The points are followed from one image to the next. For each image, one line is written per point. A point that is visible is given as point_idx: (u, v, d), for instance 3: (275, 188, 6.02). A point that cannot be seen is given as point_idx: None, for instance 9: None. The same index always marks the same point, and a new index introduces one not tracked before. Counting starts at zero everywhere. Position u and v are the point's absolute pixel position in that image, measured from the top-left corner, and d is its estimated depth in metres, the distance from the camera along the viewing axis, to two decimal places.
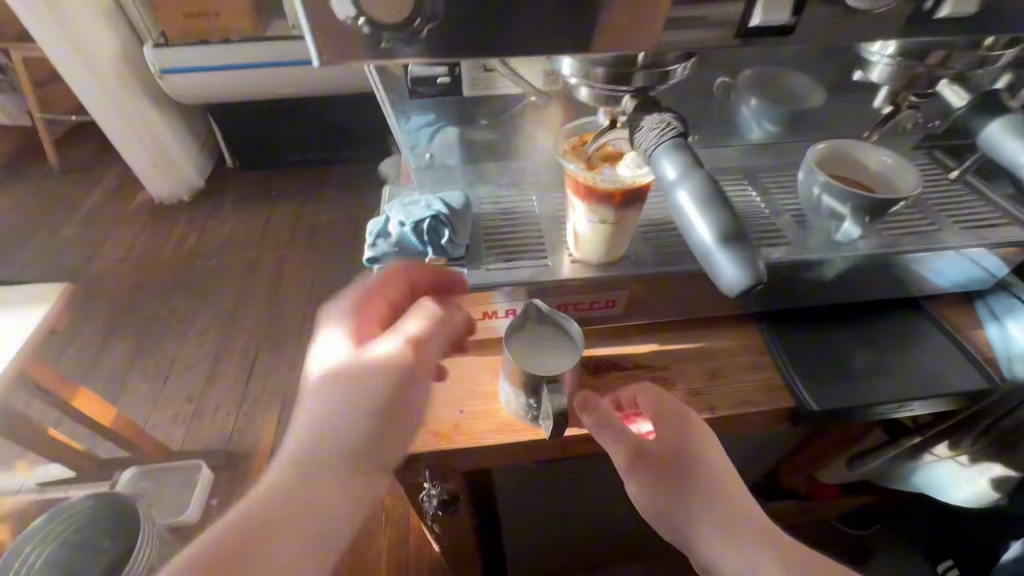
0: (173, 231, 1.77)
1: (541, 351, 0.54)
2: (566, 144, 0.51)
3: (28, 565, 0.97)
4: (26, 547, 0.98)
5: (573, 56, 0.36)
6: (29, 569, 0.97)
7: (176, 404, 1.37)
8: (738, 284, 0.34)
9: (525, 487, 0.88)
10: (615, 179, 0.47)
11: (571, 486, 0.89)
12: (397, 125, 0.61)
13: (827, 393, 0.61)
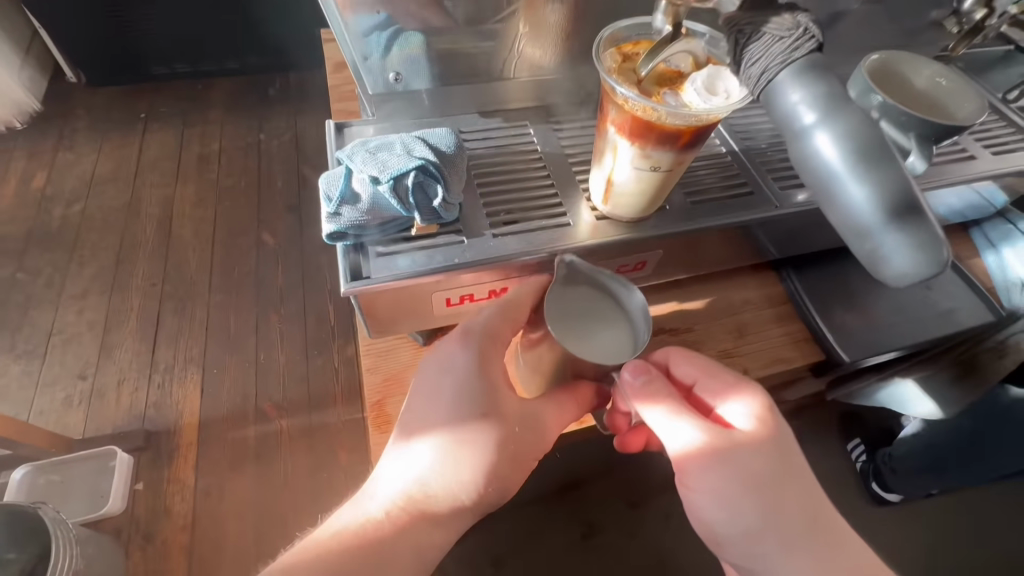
0: (9, 169, 1.36)
1: (588, 324, 0.41)
2: (606, 60, 0.37)
3: None
4: None
5: None
6: None
7: (64, 387, 1.11)
8: (915, 276, 0.25)
9: None
10: (690, 114, 0.34)
11: None
12: (348, 29, 0.44)
13: (854, 342, 0.57)
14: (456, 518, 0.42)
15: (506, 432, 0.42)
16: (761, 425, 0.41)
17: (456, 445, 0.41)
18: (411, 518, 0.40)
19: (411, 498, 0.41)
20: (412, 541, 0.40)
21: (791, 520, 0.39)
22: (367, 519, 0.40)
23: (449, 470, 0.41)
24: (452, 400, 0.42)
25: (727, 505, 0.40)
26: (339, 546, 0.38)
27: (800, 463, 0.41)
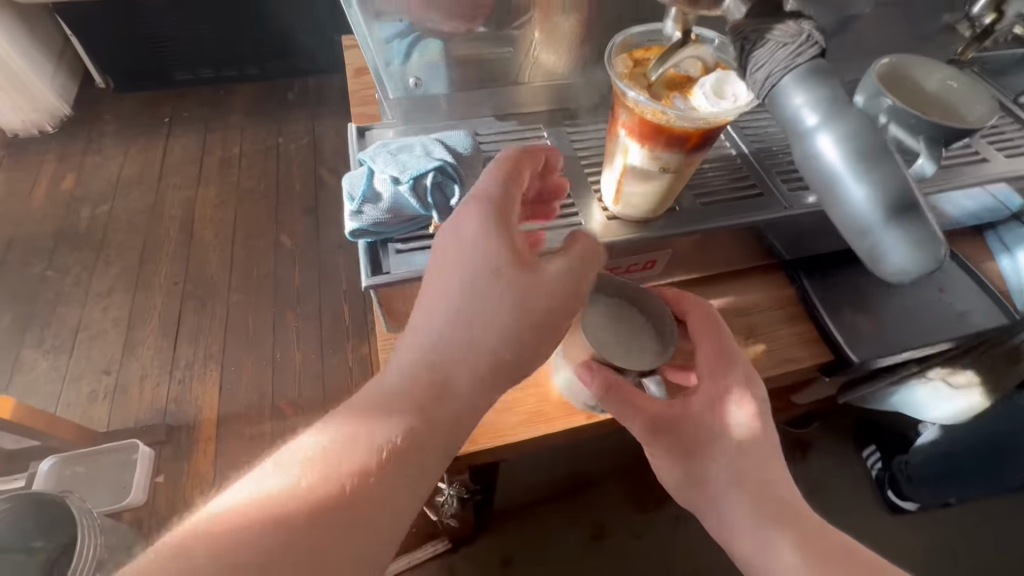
0: (43, 171, 1.41)
1: (624, 334, 0.49)
2: (619, 65, 0.38)
3: None
4: None
5: None
6: None
7: (90, 380, 1.15)
8: (913, 271, 0.26)
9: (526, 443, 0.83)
10: (699, 118, 0.35)
11: None
12: (371, 33, 0.47)
13: (863, 345, 0.57)
14: (459, 419, 0.35)
15: (522, 299, 0.36)
16: (713, 411, 0.46)
17: (467, 312, 0.36)
18: (347, 483, 0.31)
19: (346, 459, 0.32)
20: (403, 452, 0.33)
21: (745, 497, 0.45)
22: (282, 490, 0.30)
23: (459, 341, 0.36)
24: (461, 265, 0.37)
25: (677, 481, 0.48)
26: (249, 527, 0.28)
27: (756, 441, 0.46)
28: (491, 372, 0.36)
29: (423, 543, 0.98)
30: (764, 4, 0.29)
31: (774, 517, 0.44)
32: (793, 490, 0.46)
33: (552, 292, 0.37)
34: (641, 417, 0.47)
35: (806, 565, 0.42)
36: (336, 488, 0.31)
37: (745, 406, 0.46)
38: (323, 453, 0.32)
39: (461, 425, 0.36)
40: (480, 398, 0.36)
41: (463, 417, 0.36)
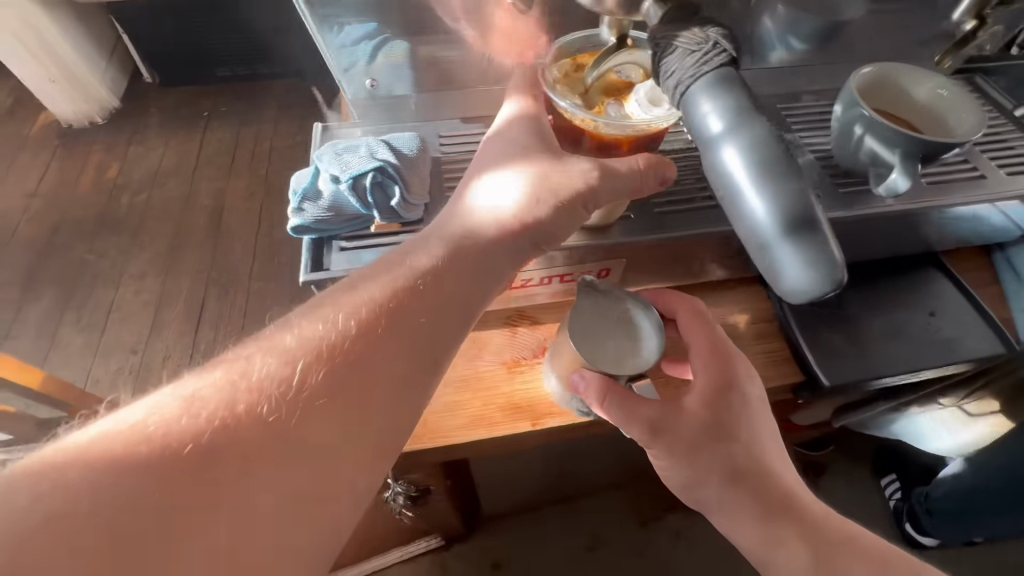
0: (92, 160, 1.49)
1: (611, 338, 0.47)
2: (557, 72, 0.40)
3: None
4: None
5: None
6: None
7: (119, 357, 1.21)
8: (807, 290, 0.24)
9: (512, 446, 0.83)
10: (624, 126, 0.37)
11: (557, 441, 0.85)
12: (324, 40, 0.47)
13: (837, 366, 0.54)
14: (488, 271, 0.39)
15: (549, 172, 0.40)
16: (710, 408, 0.44)
17: (505, 183, 0.41)
18: (257, 392, 0.32)
19: (261, 367, 0.33)
20: (438, 287, 0.38)
21: (752, 497, 0.44)
22: (198, 391, 0.32)
23: (496, 204, 0.41)
24: (496, 149, 0.42)
25: (682, 484, 0.45)
26: (151, 421, 0.30)
27: (758, 441, 0.45)
28: (522, 231, 0.40)
29: (416, 538, 1.05)
30: (678, 10, 0.28)
31: (779, 511, 0.44)
32: (794, 483, 0.46)
33: (578, 172, 0.40)
34: (642, 420, 0.44)
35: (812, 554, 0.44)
36: (243, 397, 0.32)
37: (745, 409, 0.45)
38: (244, 361, 0.34)
39: (493, 278, 0.40)
40: (512, 255, 0.40)
41: (494, 270, 0.39)
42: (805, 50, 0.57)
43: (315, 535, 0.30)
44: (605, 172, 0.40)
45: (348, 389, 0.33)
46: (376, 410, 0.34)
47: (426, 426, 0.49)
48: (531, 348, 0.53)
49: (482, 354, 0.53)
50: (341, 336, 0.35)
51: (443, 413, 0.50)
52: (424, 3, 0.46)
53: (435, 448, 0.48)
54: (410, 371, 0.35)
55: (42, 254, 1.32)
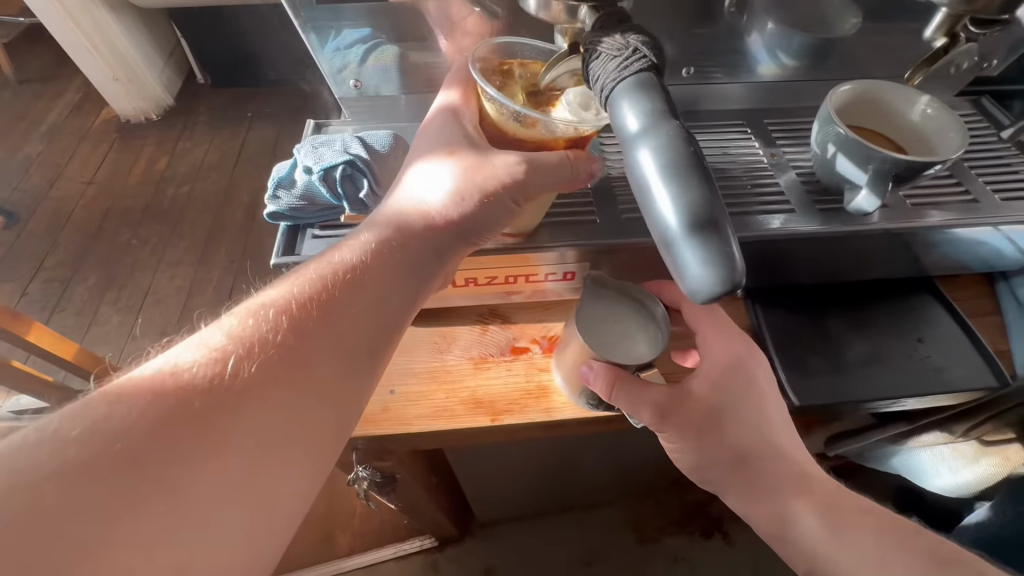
0: (143, 151, 1.55)
1: (616, 333, 0.48)
2: (484, 61, 0.45)
3: None
4: None
5: None
6: None
7: (150, 338, 1.25)
8: (708, 291, 0.25)
9: (503, 452, 0.82)
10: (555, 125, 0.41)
11: (548, 449, 0.84)
12: (314, 43, 0.50)
13: (808, 385, 0.53)
14: (417, 262, 0.43)
15: (476, 164, 0.43)
16: (715, 392, 0.44)
17: (437, 173, 0.44)
18: (183, 394, 0.33)
19: (189, 367, 0.35)
20: (364, 278, 0.40)
21: (759, 474, 0.45)
22: (123, 393, 0.33)
23: (423, 199, 0.44)
24: (424, 148, 0.45)
25: (690, 465, 0.46)
26: (75, 425, 0.31)
27: (763, 422, 0.45)
28: (446, 225, 0.43)
29: (411, 537, 1.07)
30: (609, 20, 0.29)
31: (787, 488, 0.45)
32: (804, 460, 0.46)
33: (505, 163, 0.42)
34: (649, 404, 0.44)
35: (825, 526, 0.44)
36: (191, 373, 0.34)
37: (749, 390, 0.45)
38: (171, 362, 0.35)
39: (421, 270, 0.43)
40: (437, 248, 0.43)
41: (424, 261, 0.43)
42: (795, 65, 0.56)
43: (275, 504, 0.34)
44: (534, 167, 0.42)
45: (286, 377, 0.36)
46: (317, 391, 0.37)
47: (389, 414, 0.50)
48: (500, 346, 0.55)
49: (450, 348, 0.54)
50: (273, 330, 0.37)
51: (406, 402, 0.51)
52: (412, 12, 0.48)
53: (391, 433, 0.50)
54: (348, 357, 0.38)
55: (89, 237, 1.38)
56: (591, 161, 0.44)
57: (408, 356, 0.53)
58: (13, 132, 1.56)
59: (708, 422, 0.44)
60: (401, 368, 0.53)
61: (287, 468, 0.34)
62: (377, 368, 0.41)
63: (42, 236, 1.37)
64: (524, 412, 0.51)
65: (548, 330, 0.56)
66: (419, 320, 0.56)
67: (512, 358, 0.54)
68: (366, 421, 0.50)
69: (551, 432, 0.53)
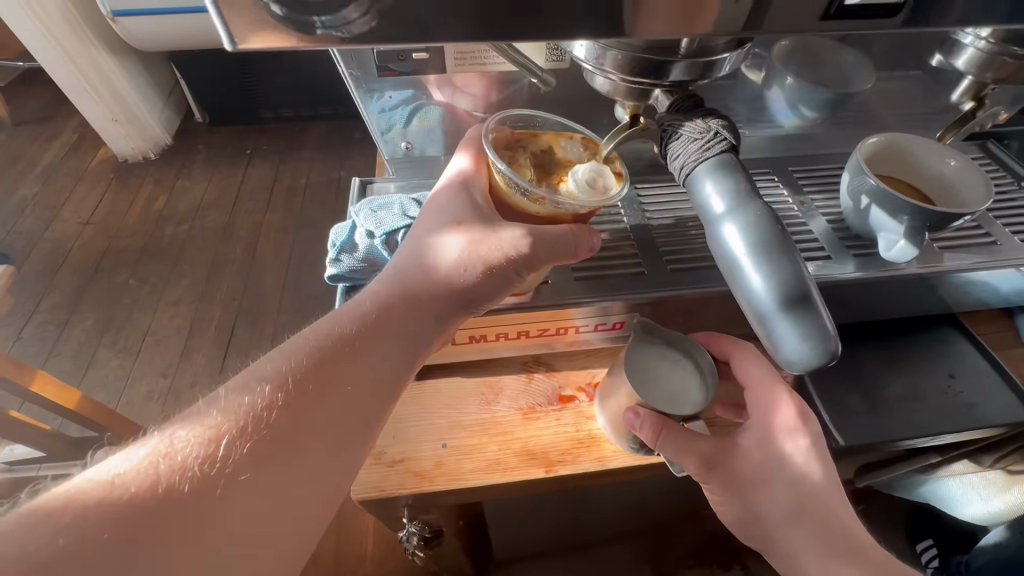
0: (140, 191, 1.56)
1: (662, 381, 0.49)
2: (497, 133, 0.48)
3: None
4: None
5: (601, 44, 0.31)
6: None
7: (149, 380, 1.21)
8: (809, 364, 0.26)
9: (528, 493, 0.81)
10: (561, 203, 0.43)
11: None
12: (365, 106, 0.50)
13: (853, 426, 0.54)
14: (414, 332, 0.43)
15: (478, 239, 0.44)
16: (767, 446, 0.43)
17: (444, 242, 0.45)
18: (177, 476, 0.32)
19: (183, 448, 0.34)
20: (355, 352, 0.40)
21: (805, 530, 0.41)
22: (118, 475, 0.31)
23: (431, 267, 0.44)
24: (435, 216, 0.46)
25: (737, 518, 0.43)
26: (66, 509, 0.29)
27: (806, 478, 0.41)
28: (448, 295, 0.44)
29: None
30: (686, 102, 0.32)
31: (836, 549, 0.40)
32: (853, 522, 0.42)
33: (512, 234, 0.43)
34: (696, 453, 0.44)
35: None
36: (171, 459, 0.33)
37: (795, 437, 0.43)
38: (166, 441, 0.34)
39: (416, 339, 0.43)
40: (437, 317, 0.44)
41: (423, 330, 0.44)
42: (816, 116, 0.59)
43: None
44: (537, 240, 0.42)
45: (282, 458, 0.35)
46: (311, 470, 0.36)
47: (443, 468, 0.50)
48: (547, 395, 0.55)
49: (498, 399, 0.55)
50: (267, 407, 0.36)
51: (458, 456, 0.51)
52: (445, 77, 0.48)
53: (444, 488, 0.49)
54: (343, 435, 0.38)
55: (87, 280, 1.36)
56: (591, 236, 0.45)
57: (457, 408, 0.54)
58: (8, 173, 1.56)
59: (754, 472, 0.43)
60: (450, 421, 0.53)
61: (271, 558, 0.32)
62: (370, 438, 0.40)
63: (37, 280, 1.35)
64: (576, 461, 0.51)
65: (592, 376, 0.57)
66: (466, 370, 0.56)
67: (560, 407, 0.54)
68: (421, 477, 0.50)
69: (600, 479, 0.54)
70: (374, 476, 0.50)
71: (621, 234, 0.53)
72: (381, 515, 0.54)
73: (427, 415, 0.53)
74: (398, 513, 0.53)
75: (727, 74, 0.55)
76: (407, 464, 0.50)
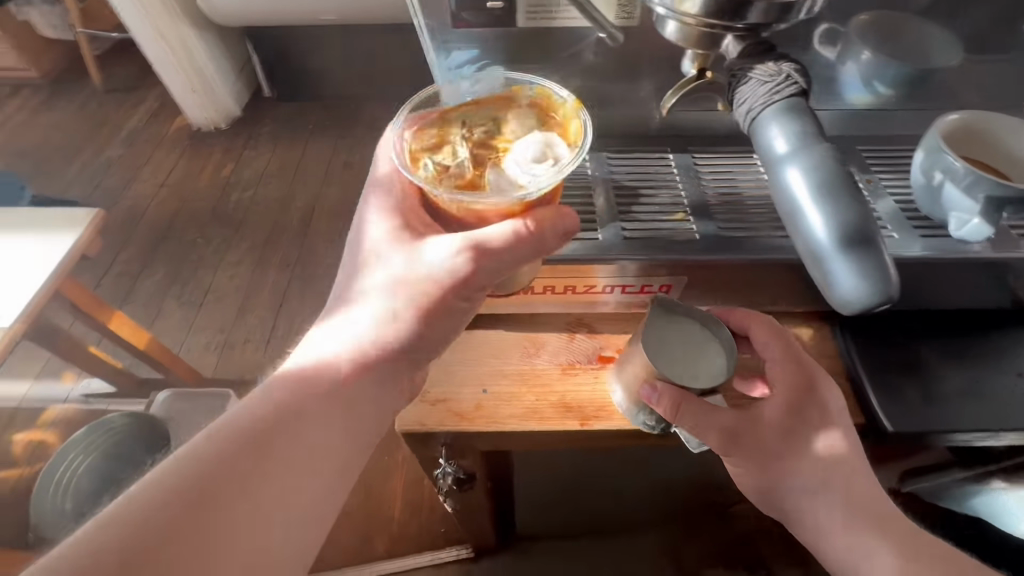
0: (210, 157, 1.66)
1: (683, 357, 0.48)
2: (418, 144, 0.47)
3: (74, 470, 0.95)
4: (75, 452, 0.96)
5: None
6: (75, 472, 0.95)
7: (209, 331, 1.31)
8: (863, 301, 0.28)
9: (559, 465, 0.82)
10: (496, 198, 0.42)
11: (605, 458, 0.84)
12: (435, 61, 0.52)
13: (902, 413, 0.52)
14: (357, 367, 0.45)
15: (417, 271, 0.45)
16: (791, 422, 0.45)
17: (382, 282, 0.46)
18: (129, 544, 0.34)
19: (139, 507, 0.36)
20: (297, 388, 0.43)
21: (831, 507, 0.44)
22: (78, 545, 0.34)
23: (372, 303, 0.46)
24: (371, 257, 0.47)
25: (761, 489, 0.46)
26: None
27: (838, 457, 0.44)
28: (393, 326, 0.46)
29: (448, 546, 1.02)
30: (755, 47, 0.34)
31: (857, 514, 0.43)
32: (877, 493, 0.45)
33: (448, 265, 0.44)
34: (718, 429, 0.45)
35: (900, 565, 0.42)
36: (126, 525, 0.35)
37: (825, 423, 0.45)
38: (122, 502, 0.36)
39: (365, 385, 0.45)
40: (386, 368, 0.47)
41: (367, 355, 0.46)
42: (891, 94, 0.56)
43: None
44: (481, 252, 0.43)
45: (239, 499, 0.38)
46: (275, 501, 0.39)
47: (481, 411, 0.53)
48: (587, 353, 0.56)
49: (539, 353, 0.56)
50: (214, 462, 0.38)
51: (497, 402, 0.53)
52: (516, 32, 0.50)
53: (479, 428, 0.52)
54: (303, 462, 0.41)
55: (159, 235, 1.48)
56: (563, 219, 0.44)
57: (499, 358, 0.56)
58: (98, 136, 1.69)
59: (781, 445, 0.45)
60: (492, 369, 0.55)
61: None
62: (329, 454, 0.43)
63: (118, 232, 1.48)
64: (610, 418, 0.52)
65: None
66: (510, 325, 0.58)
67: (600, 366, 0.56)
68: (460, 416, 0.53)
69: (629, 441, 0.54)
70: (415, 412, 0.53)
71: (675, 199, 0.53)
72: (421, 453, 0.57)
73: (470, 362, 0.56)
74: (435, 452, 0.56)
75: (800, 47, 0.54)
76: (449, 404, 0.53)
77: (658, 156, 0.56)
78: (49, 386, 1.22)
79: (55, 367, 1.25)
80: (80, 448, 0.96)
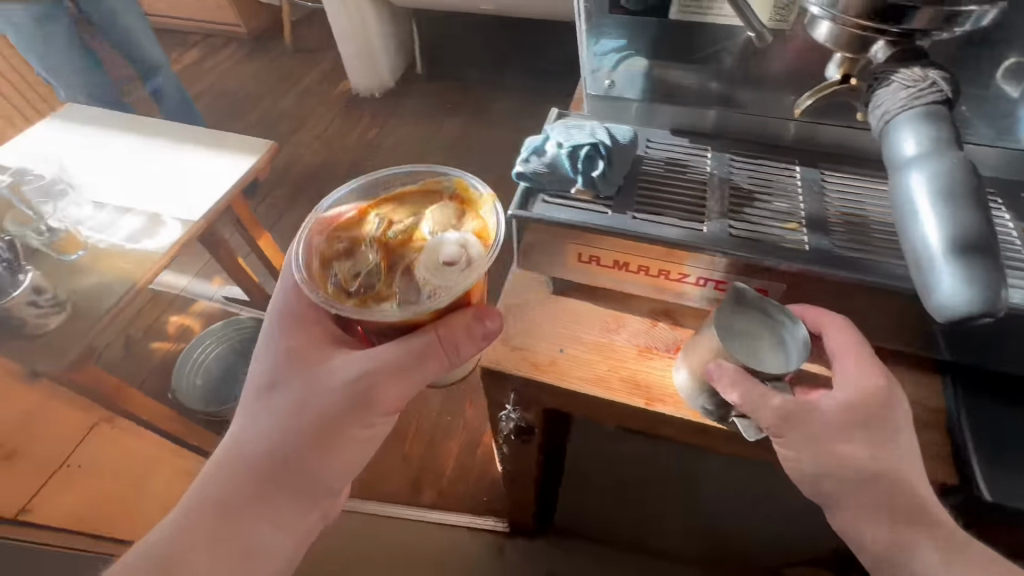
0: (361, 120, 1.88)
1: (752, 343, 0.49)
2: (324, 256, 0.49)
3: (207, 353, 1.16)
4: (211, 339, 1.18)
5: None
6: (207, 355, 1.16)
7: None
8: (962, 309, 0.30)
9: None
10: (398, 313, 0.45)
11: None
12: (586, 42, 0.57)
13: (1008, 484, 0.47)
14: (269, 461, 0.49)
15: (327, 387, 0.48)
16: (846, 411, 0.45)
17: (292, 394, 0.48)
18: None
19: None
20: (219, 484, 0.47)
21: (876, 501, 0.43)
22: None
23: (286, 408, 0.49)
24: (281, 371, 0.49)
25: (808, 474, 0.45)
26: None
27: (889, 454, 0.44)
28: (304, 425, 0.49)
29: (485, 515, 1.04)
30: (905, 54, 0.36)
31: (901, 514, 0.43)
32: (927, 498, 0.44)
33: (354, 386, 0.47)
34: (772, 410, 0.45)
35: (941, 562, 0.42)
36: None
37: (882, 420, 0.45)
38: None
39: (271, 508, 0.48)
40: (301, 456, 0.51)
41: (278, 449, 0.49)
42: None
43: None
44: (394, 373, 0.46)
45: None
46: None
47: (554, 366, 0.57)
48: (665, 342, 0.58)
49: (619, 330, 0.59)
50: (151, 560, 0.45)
51: (571, 362, 0.57)
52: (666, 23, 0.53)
53: (548, 379, 0.56)
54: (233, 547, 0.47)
55: (309, 179, 1.71)
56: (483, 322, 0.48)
57: (581, 326, 0.60)
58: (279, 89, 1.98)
59: (832, 431, 0.44)
60: (572, 334, 0.59)
61: None
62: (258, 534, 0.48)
63: (279, 171, 1.74)
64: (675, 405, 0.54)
65: None
66: (597, 300, 0.61)
67: (675, 357, 0.57)
68: (534, 366, 0.57)
69: (687, 435, 0.55)
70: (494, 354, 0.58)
71: (792, 209, 0.52)
72: (491, 394, 0.63)
73: (553, 323, 0.60)
74: (504, 396, 0.62)
75: (971, 74, 0.50)
76: (525, 353, 0.58)
77: (783, 166, 0.56)
78: (201, 286, 1.48)
79: (210, 271, 1.52)
80: (216, 335, 1.18)
